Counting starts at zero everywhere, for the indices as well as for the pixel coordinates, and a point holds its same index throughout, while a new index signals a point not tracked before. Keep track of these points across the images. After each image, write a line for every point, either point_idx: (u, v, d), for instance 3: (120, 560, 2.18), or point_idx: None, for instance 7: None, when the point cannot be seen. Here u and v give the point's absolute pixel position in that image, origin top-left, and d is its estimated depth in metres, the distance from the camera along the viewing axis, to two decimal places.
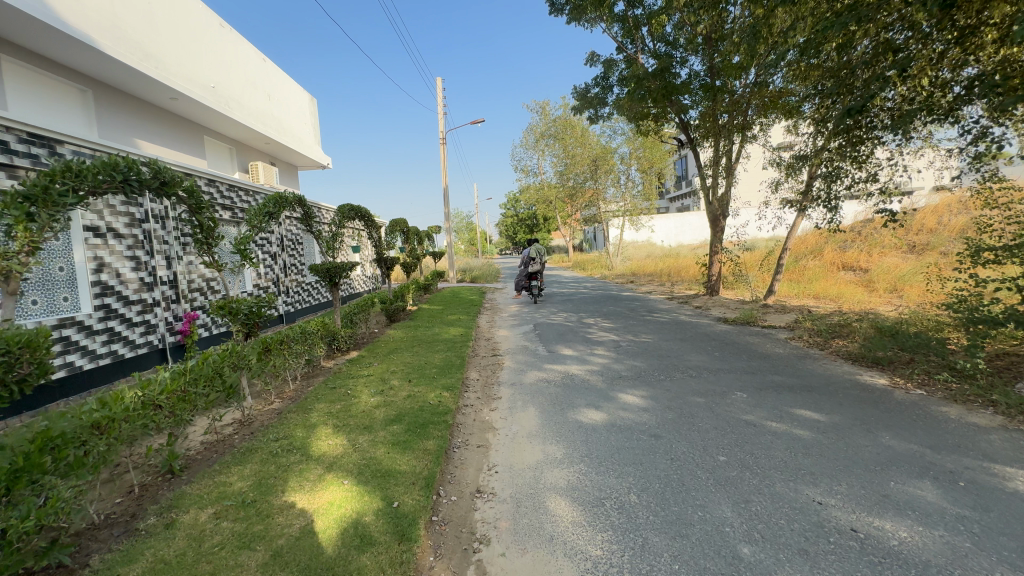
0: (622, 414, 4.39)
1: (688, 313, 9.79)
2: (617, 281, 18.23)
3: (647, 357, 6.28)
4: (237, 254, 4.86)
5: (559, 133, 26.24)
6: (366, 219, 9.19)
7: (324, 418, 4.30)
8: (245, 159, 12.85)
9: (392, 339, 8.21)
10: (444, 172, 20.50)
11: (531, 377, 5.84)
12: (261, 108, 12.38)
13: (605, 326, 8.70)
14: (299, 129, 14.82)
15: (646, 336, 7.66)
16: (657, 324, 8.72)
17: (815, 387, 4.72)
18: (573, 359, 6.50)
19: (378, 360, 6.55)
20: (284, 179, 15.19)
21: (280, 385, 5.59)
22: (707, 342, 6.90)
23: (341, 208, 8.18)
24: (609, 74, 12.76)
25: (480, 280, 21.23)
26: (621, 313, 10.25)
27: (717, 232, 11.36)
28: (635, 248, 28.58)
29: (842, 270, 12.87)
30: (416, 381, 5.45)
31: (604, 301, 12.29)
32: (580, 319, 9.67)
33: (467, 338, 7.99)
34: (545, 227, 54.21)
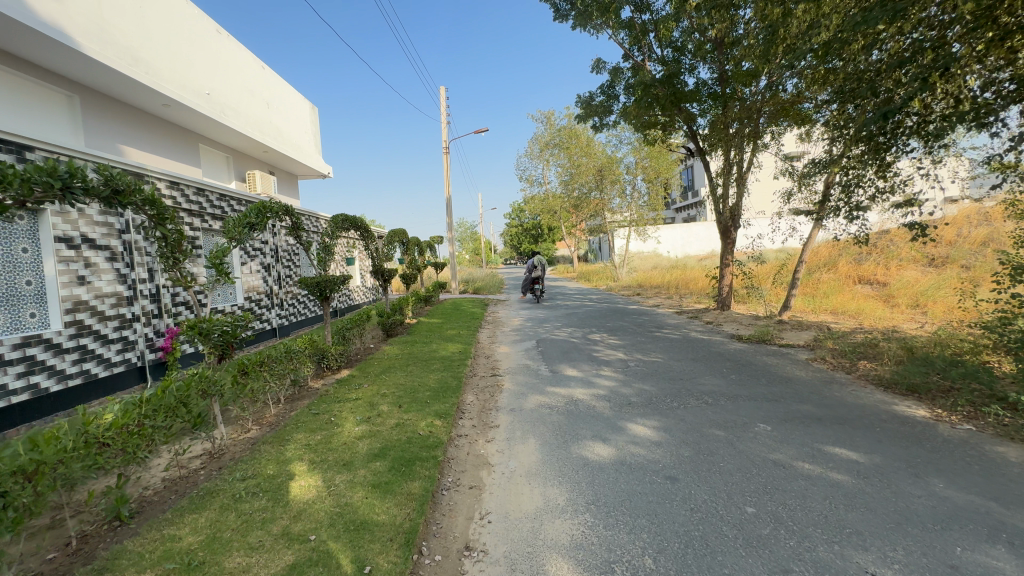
0: (632, 449, 3.93)
1: (698, 329, 9.33)
2: (623, 293, 17.76)
3: (658, 379, 5.82)
4: (212, 269, 4.46)
5: (564, 143, 25.95)
6: (362, 229, 8.82)
7: (300, 452, 3.88)
8: (243, 167, 12.58)
9: (386, 356, 7.78)
10: (447, 181, 20.21)
11: (532, 402, 5.39)
12: (260, 115, 12.13)
13: (612, 343, 8.25)
14: (299, 138, 14.56)
15: (655, 355, 7.20)
16: (667, 341, 8.25)
17: (846, 418, 4.25)
18: (578, 381, 6.05)
19: (368, 381, 6.12)
20: (284, 188, 14.93)
21: (259, 409, 5.18)
22: (722, 363, 6.42)
23: (334, 218, 7.82)
24: (615, 81, 12.42)
25: (483, 291, 20.82)
26: (627, 328, 9.79)
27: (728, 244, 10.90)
28: (641, 259, 28.13)
29: (859, 283, 12.37)
30: (406, 406, 5.02)
31: (611, 315, 11.84)
32: (585, 335, 9.22)
33: (465, 356, 7.55)
34: (549, 236, 53.90)
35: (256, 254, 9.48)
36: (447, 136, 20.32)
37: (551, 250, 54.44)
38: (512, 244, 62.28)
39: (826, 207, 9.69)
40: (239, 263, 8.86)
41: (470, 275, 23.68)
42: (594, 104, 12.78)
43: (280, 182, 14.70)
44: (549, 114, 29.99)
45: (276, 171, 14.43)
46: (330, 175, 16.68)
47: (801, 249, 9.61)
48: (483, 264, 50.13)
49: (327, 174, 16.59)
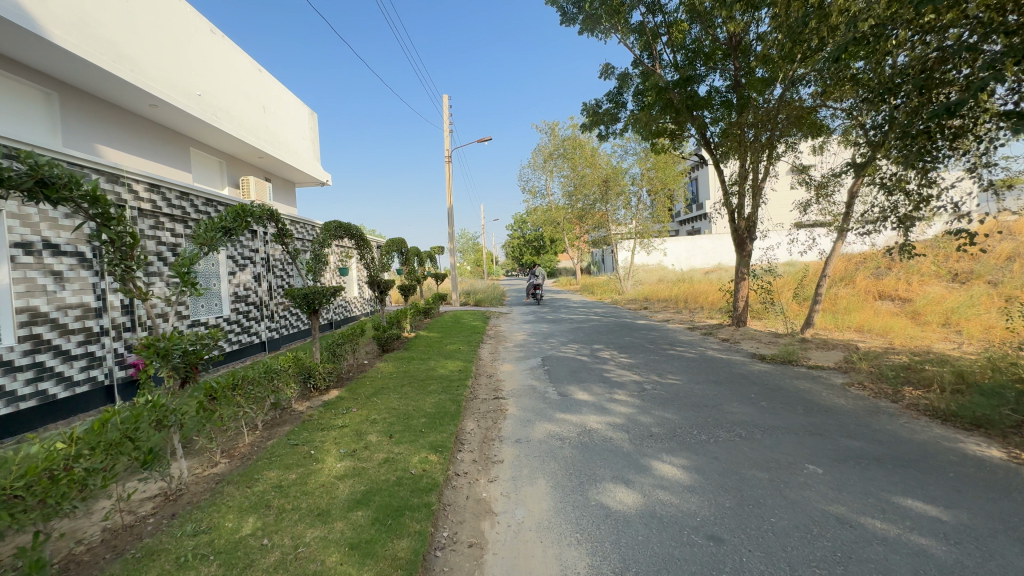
0: (660, 496, 3.32)
1: (714, 347, 8.73)
2: (629, 307, 17.18)
3: (680, 406, 5.22)
4: (176, 279, 3.88)
5: (568, 154, 25.60)
6: (357, 237, 8.27)
7: (269, 497, 3.28)
8: (236, 173, 12.11)
9: (380, 375, 7.18)
10: (449, 191, 19.78)
11: (540, 432, 4.78)
12: (255, 119, 11.70)
13: (624, 363, 7.65)
14: (297, 144, 14.14)
15: (673, 377, 6.61)
16: (682, 361, 7.65)
17: (909, 459, 3.65)
18: (590, 406, 5.46)
19: (358, 404, 5.52)
20: (280, 196, 14.46)
21: (232, 438, 4.58)
22: (749, 388, 5.82)
23: (327, 224, 7.26)
24: (624, 88, 11.97)
25: (484, 304, 20.26)
26: (639, 345, 9.20)
27: (744, 256, 10.34)
28: (645, 272, 27.58)
29: (879, 299, 11.79)
30: (398, 437, 4.42)
31: (619, 331, 11.25)
32: (594, 353, 8.62)
33: (465, 376, 6.96)
34: (551, 248, 53.49)
35: (243, 263, 8.94)
36: (449, 145, 19.92)
37: (553, 262, 54.00)
38: (514, 256, 61.83)
39: (850, 219, 9.11)
40: (226, 273, 8.38)
41: (471, 287, 23.12)
42: (601, 112, 12.31)
43: (276, 189, 14.24)
44: (553, 125, 29.67)
45: (272, 178, 13.99)
46: (329, 183, 16.24)
47: (823, 262, 9.04)
48: (484, 276, 49.64)
49: (326, 182, 16.14)
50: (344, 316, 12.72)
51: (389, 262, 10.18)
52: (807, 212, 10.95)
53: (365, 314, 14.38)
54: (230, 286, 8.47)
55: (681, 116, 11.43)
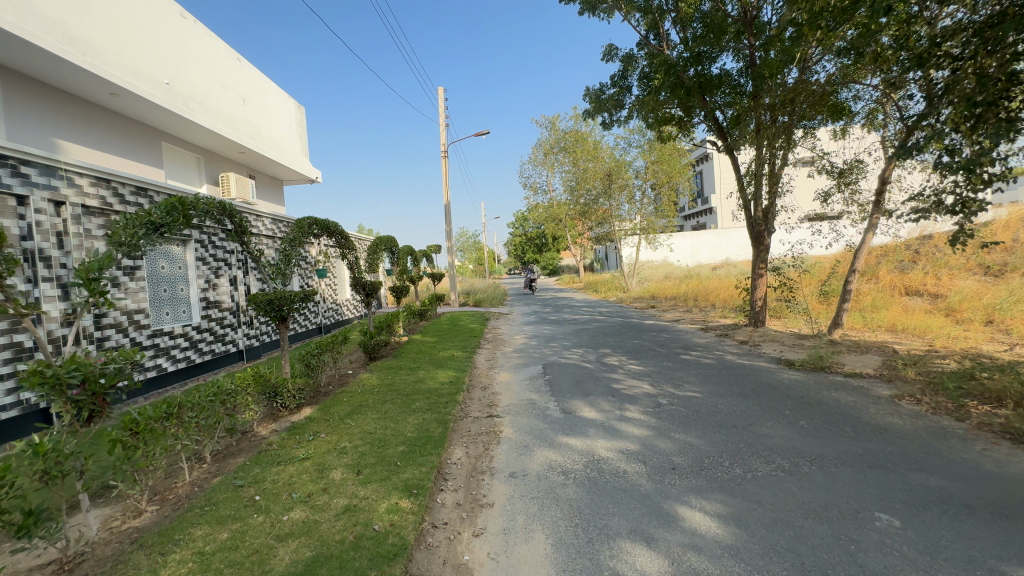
0: (693, 563, 2.54)
1: (732, 351, 7.93)
2: (635, 306, 16.39)
3: (703, 427, 4.44)
4: (80, 286, 3.10)
5: (570, 147, 24.84)
6: (338, 236, 7.48)
7: (184, 571, 2.52)
8: (216, 170, 11.37)
9: (362, 388, 6.43)
10: (446, 187, 19.01)
11: (539, 462, 4.01)
12: (233, 111, 10.95)
13: (634, 371, 6.86)
14: (282, 139, 13.41)
15: (690, 388, 5.82)
16: (699, 369, 6.85)
17: (1010, 506, 2.85)
18: (598, 427, 4.68)
19: (328, 427, 4.76)
20: (266, 194, 13.72)
21: (171, 476, 3.84)
22: (781, 402, 5.03)
23: (300, 220, 6.44)
24: (628, 71, 11.19)
25: (484, 304, 19.47)
26: (648, 349, 8.41)
27: (761, 250, 9.54)
28: (650, 268, 26.74)
29: (907, 295, 10.94)
30: (366, 474, 3.66)
31: (626, 333, 10.46)
32: (600, 360, 7.84)
33: (456, 389, 6.19)
34: (553, 246, 52.70)
35: (215, 266, 8.20)
36: (445, 139, 19.13)
37: (555, 260, 53.17)
38: (516, 254, 61.03)
39: (882, 207, 8.26)
40: (196, 276, 7.73)
41: (471, 286, 22.41)
42: (604, 98, 11.53)
43: (262, 187, 13.51)
44: (554, 119, 28.85)
45: (257, 175, 13.26)
46: (319, 180, 15.50)
47: (852, 256, 8.20)
48: (485, 275, 48.91)
49: (316, 179, 15.42)
50: (326, 321, 11.99)
51: (377, 261, 9.41)
52: (828, 203, 10.11)
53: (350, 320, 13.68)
54: (202, 290, 7.81)
55: (691, 100, 10.63)
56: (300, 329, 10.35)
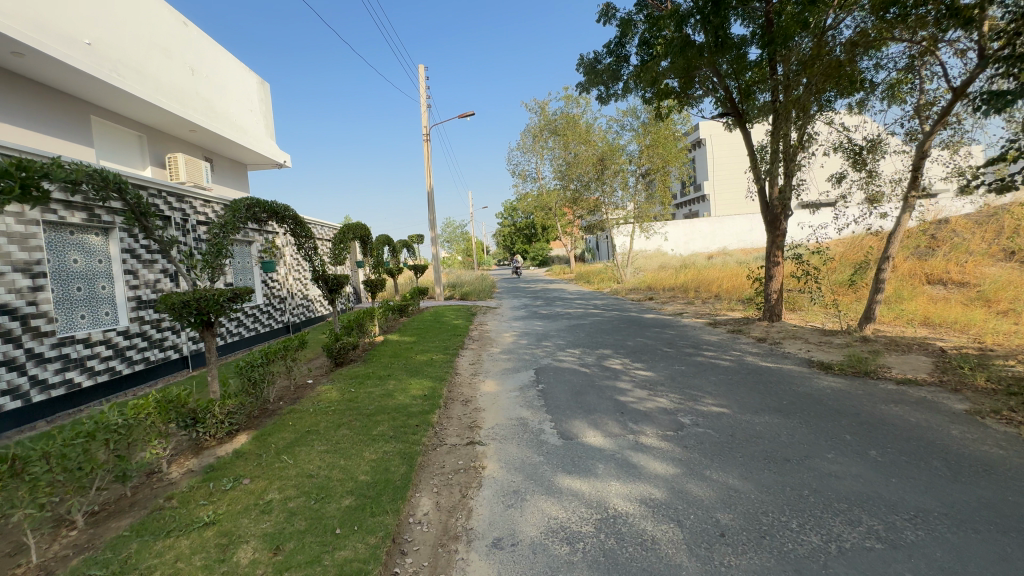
0: None
1: (751, 350, 6.94)
2: (633, 297, 15.40)
3: (747, 463, 3.41)
4: None
5: (562, 130, 23.76)
6: (287, 220, 6.25)
7: None
8: (163, 151, 10.05)
9: (317, 403, 5.30)
10: (429, 172, 17.76)
11: (534, 522, 2.94)
12: (180, 83, 9.64)
13: (642, 379, 5.82)
14: (242, 118, 12.08)
15: (715, 401, 4.79)
16: (719, 374, 5.84)
17: None
18: (608, 462, 3.63)
19: (258, 468, 3.64)
20: (226, 179, 12.40)
21: (14, 556, 2.71)
22: (834, 421, 4.03)
23: (235, 202, 5.22)
24: (626, 37, 10.06)
25: (471, 298, 18.31)
26: (654, 349, 7.39)
27: (778, 234, 8.53)
28: (645, 258, 25.79)
29: (928, 284, 10.08)
30: (288, 553, 2.57)
31: (627, 329, 9.43)
32: (600, 363, 6.79)
33: (431, 406, 5.08)
34: (543, 236, 51.70)
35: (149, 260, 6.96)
36: (427, 121, 17.84)
37: (545, 250, 52.08)
38: (505, 245, 59.84)
39: (918, 185, 7.26)
40: (123, 271, 6.50)
41: (457, 278, 21.27)
42: (598, 68, 10.42)
43: (221, 172, 12.18)
44: (543, 103, 27.60)
45: (214, 158, 11.95)
46: (288, 164, 14.20)
47: (888, 239, 7.18)
48: (474, 267, 47.69)
49: (284, 163, 14.12)
50: (281, 322, 10.78)
51: (344, 254, 8.21)
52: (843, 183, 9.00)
53: (312, 322, 12.46)
54: (131, 288, 6.60)
55: (695, 68, 9.55)
56: (245, 333, 9.30)
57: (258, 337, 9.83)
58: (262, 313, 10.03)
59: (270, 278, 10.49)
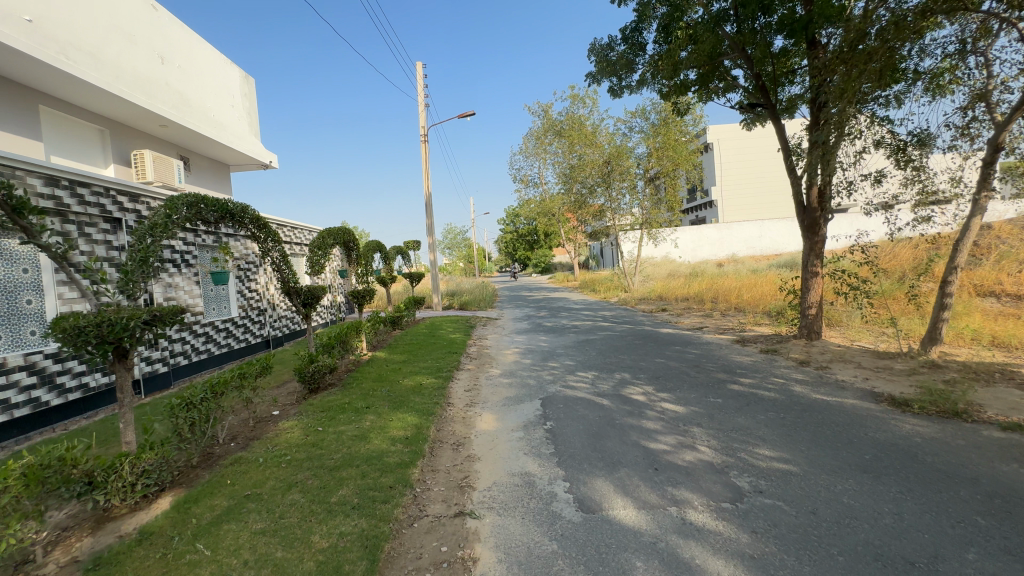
0: None
1: (796, 377, 5.88)
2: (644, 308, 14.36)
3: (856, 572, 2.35)
4: None
5: (566, 132, 22.86)
6: (241, 221, 5.24)
7: None
8: (128, 147, 9.11)
9: (272, 448, 4.27)
10: (426, 175, 16.77)
11: None
12: (146, 72, 8.72)
13: (672, 416, 4.78)
14: (221, 113, 11.13)
15: (774, 453, 3.74)
16: (767, 410, 4.79)
17: None
18: (651, 559, 2.58)
19: (160, 565, 2.60)
20: (204, 180, 11.44)
21: None
22: (950, 493, 2.97)
23: (171, 199, 4.19)
24: (642, 23, 9.13)
25: (471, 308, 17.26)
26: (679, 374, 6.33)
27: (816, 242, 7.51)
28: (654, 265, 24.71)
29: (979, 296, 9.05)
30: None
31: (644, 347, 8.38)
32: (618, 392, 5.74)
33: (413, 455, 4.05)
34: (546, 243, 50.77)
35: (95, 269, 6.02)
36: (425, 121, 16.91)
37: (548, 257, 51.03)
38: (507, 252, 58.79)
39: (988, 184, 6.25)
40: (55, 281, 5.51)
41: (456, 286, 20.18)
42: (612, 58, 9.50)
43: (198, 172, 11.24)
44: (547, 105, 26.72)
45: (192, 157, 11.01)
46: (274, 165, 13.27)
47: (954, 246, 6.16)
48: (475, 274, 46.76)
49: (269, 164, 13.19)
50: (256, 336, 9.78)
51: (322, 261, 7.26)
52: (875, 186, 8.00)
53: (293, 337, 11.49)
54: (66, 301, 5.61)
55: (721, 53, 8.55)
56: (211, 351, 8.30)
57: (230, 354, 8.83)
58: (233, 327, 9.03)
59: (244, 288, 9.50)
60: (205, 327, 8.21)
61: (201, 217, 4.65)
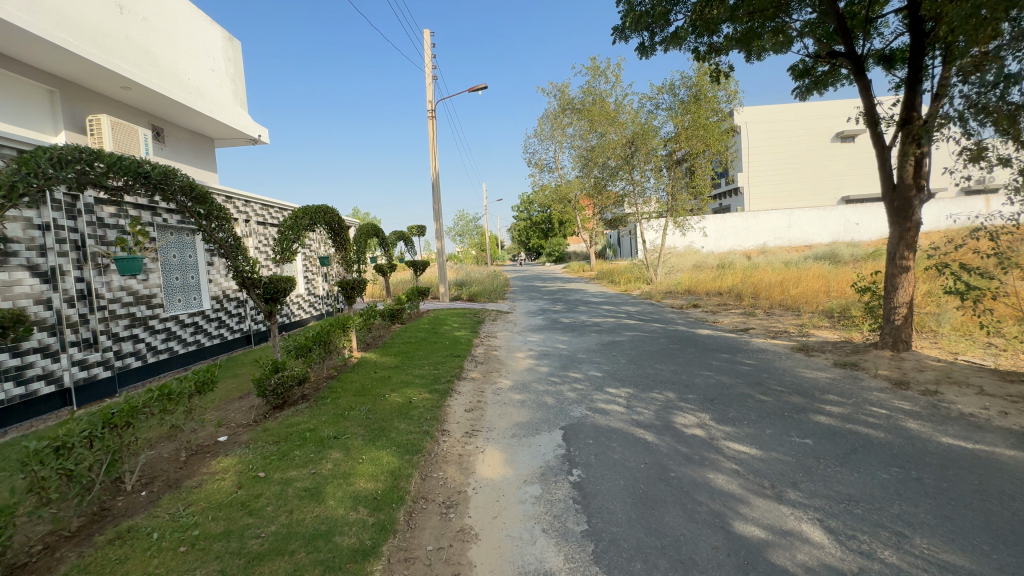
0: None
1: (902, 406, 4.43)
2: (672, 303, 12.89)
3: None
4: None
5: (585, 111, 21.25)
6: (162, 191, 3.95)
7: None
8: (84, 112, 7.89)
9: (184, 509, 3.01)
10: (434, 154, 15.36)
11: None
12: (99, 21, 7.44)
13: (750, 468, 3.40)
14: (198, 78, 9.85)
15: (942, 558, 2.36)
16: (887, 462, 3.38)
17: None
18: None
19: None
20: (181, 154, 10.24)
21: None
22: None
23: (29, 156, 2.92)
24: None
25: (481, 299, 15.93)
26: (740, 396, 4.91)
27: (908, 228, 5.96)
28: (677, 256, 23.01)
29: None
30: None
31: (684, 354, 6.96)
32: (664, 422, 4.36)
33: (377, 535, 2.74)
34: (561, 231, 49.18)
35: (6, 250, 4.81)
36: (433, 96, 15.49)
37: (562, 246, 49.49)
38: (520, 240, 57.30)
39: None
40: None
41: (466, 276, 18.81)
42: (644, 8, 8.05)
43: (175, 145, 10.05)
44: (564, 84, 25.11)
45: (166, 127, 9.78)
46: (263, 139, 12.05)
47: None
48: (486, 263, 45.41)
49: (259, 138, 11.96)
50: (234, 331, 8.60)
51: (294, 246, 5.98)
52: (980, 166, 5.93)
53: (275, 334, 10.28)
54: None
55: None
56: (174, 349, 7.11)
57: (199, 354, 7.65)
58: (205, 321, 7.84)
59: (218, 275, 8.30)
60: (167, 322, 7.01)
61: (89, 182, 3.36)
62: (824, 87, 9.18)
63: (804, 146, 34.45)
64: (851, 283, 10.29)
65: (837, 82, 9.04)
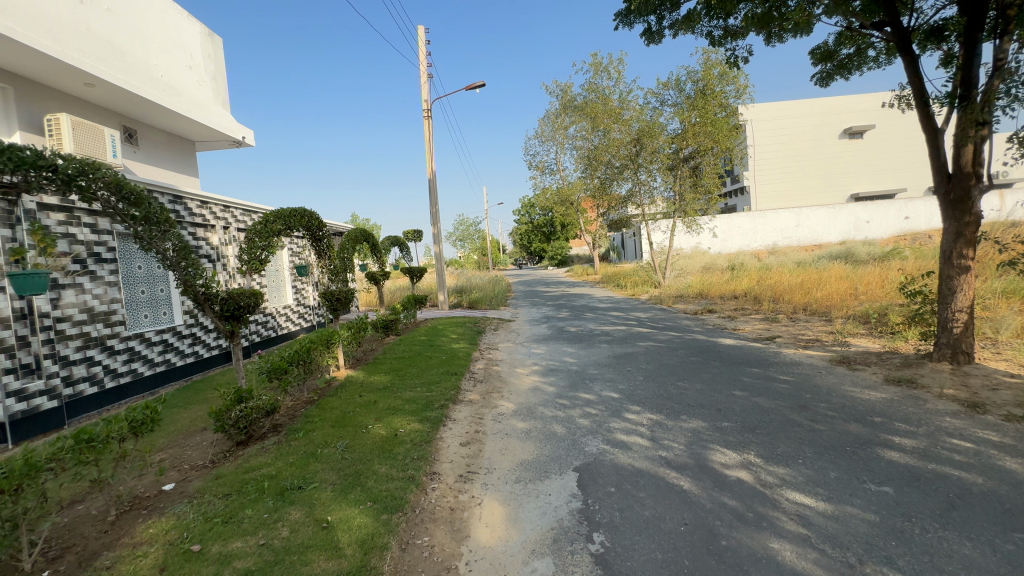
0: None
1: (990, 437, 3.64)
2: (685, 309, 12.15)
3: None
4: None
5: (587, 110, 20.57)
6: (82, 189, 3.23)
7: None
8: (44, 112, 7.22)
9: None
10: (430, 155, 14.66)
11: None
12: (55, 9, 6.76)
13: (823, 534, 2.62)
14: (173, 74, 9.17)
15: None
16: (1004, 524, 2.59)
17: None
18: None
19: None
20: (157, 157, 9.56)
21: None
22: None
23: None
24: None
25: (482, 306, 15.20)
26: (786, 425, 4.12)
27: (968, 222, 5.20)
28: (685, 258, 22.24)
29: None
30: None
31: (708, 368, 6.17)
32: (700, 462, 3.58)
33: None
34: (562, 234, 48.49)
35: None
36: (428, 94, 14.80)
37: (564, 249, 48.70)
38: (522, 244, 56.64)
39: None
40: None
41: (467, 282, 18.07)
42: None
43: (150, 148, 9.36)
44: (565, 84, 24.47)
45: (140, 129, 9.10)
46: (248, 141, 11.37)
47: None
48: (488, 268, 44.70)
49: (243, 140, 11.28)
50: (212, 347, 7.88)
51: (263, 255, 5.25)
52: None
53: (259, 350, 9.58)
54: None
55: None
56: (140, 371, 6.40)
57: (170, 375, 6.94)
58: (176, 338, 7.12)
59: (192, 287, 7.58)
60: (131, 341, 6.30)
61: None
62: (849, 71, 8.41)
63: (811, 144, 33.69)
64: (881, 284, 9.46)
65: (863, 65, 8.26)
